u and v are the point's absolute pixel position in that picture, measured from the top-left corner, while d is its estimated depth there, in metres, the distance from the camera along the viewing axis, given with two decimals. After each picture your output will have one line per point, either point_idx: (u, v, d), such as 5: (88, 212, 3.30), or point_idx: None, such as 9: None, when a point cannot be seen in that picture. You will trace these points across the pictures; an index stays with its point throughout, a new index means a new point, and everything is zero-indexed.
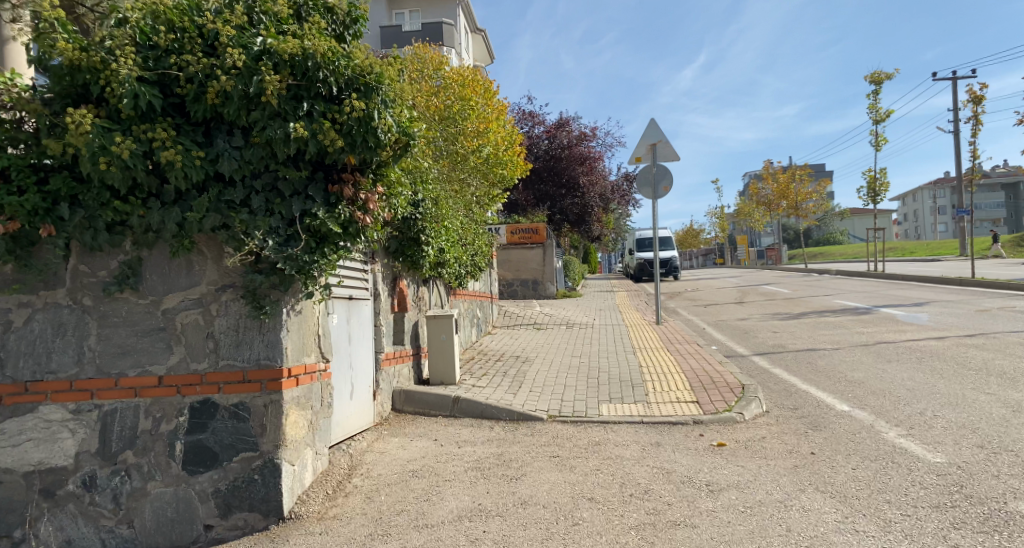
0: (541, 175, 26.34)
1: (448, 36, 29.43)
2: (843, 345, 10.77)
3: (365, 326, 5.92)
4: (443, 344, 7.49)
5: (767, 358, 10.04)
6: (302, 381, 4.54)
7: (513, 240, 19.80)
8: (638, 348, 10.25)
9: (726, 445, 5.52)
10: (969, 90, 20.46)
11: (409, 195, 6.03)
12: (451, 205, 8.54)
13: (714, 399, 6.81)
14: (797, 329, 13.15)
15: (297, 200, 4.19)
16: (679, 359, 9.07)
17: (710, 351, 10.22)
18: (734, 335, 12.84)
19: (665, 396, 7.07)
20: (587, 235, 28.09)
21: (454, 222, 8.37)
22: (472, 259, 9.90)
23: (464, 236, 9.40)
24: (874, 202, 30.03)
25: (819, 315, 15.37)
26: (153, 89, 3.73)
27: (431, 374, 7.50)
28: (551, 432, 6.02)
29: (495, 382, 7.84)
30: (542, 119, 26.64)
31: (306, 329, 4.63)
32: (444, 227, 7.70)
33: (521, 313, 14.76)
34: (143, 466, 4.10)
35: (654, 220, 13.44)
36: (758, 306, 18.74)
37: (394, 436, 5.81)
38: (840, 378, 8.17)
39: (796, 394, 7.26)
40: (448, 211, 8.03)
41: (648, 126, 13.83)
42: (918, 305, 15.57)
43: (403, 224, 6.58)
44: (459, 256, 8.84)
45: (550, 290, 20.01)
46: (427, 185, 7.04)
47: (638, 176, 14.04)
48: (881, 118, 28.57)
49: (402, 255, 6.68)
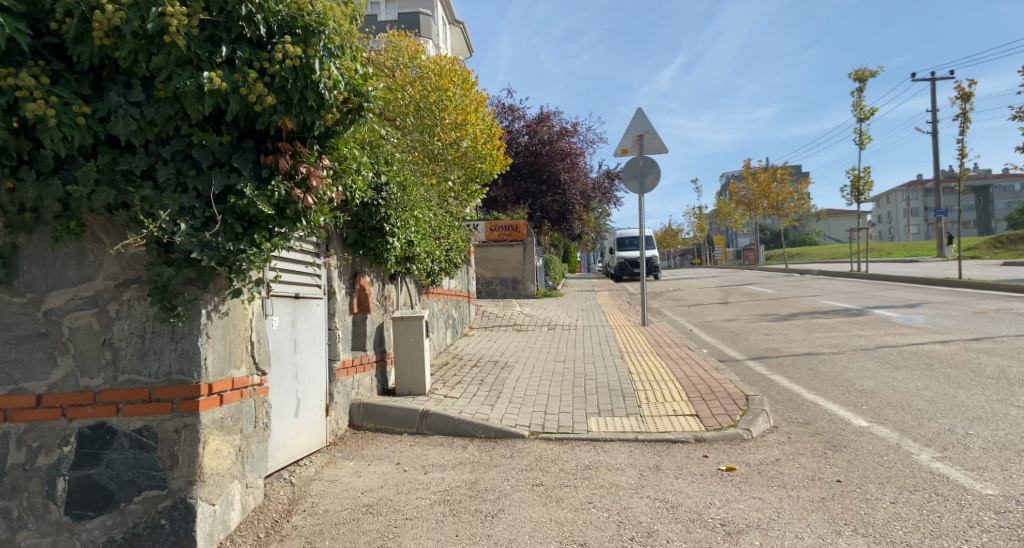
0: (521, 171, 25.56)
1: (425, 27, 28.55)
2: (842, 349, 10.13)
3: (315, 330, 5.15)
4: (411, 349, 6.66)
5: (764, 363, 9.35)
6: (228, 399, 3.70)
7: (493, 237, 18.97)
8: (626, 352, 9.50)
9: (736, 469, 4.76)
10: (958, 88, 20.04)
11: (368, 175, 5.22)
12: (423, 191, 7.71)
13: (716, 412, 6.07)
14: (790, 332, 12.49)
15: (218, 172, 3.39)
16: (671, 365, 8.32)
17: (704, 355, 9.49)
18: (725, 337, 12.16)
19: (660, 408, 6.30)
20: (569, 233, 27.38)
21: (425, 211, 7.56)
22: (446, 254, 9.07)
23: (438, 226, 8.56)
24: (858, 201, 29.68)
25: (810, 317, 14.77)
26: (16, 21, 2.81)
27: (397, 383, 6.69)
28: (533, 453, 5.22)
29: (470, 391, 7.04)
30: (522, 114, 25.79)
31: (234, 334, 3.82)
32: (414, 214, 6.87)
33: (499, 314, 13.95)
34: (11, 512, 3.23)
35: (641, 216, 12.72)
36: (745, 306, 18.14)
37: (349, 459, 4.99)
38: (848, 386, 7.48)
39: (805, 406, 6.53)
40: (418, 198, 7.21)
41: (635, 116, 13.11)
42: (911, 306, 15.05)
43: (363, 211, 5.74)
44: (432, 248, 8.00)
45: (530, 288, 19.23)
46: (392, 167, 6.24)
47: (625, 169, 13.30)
48: (864, 117, 28.21)
49: (365, 247, 5.85)
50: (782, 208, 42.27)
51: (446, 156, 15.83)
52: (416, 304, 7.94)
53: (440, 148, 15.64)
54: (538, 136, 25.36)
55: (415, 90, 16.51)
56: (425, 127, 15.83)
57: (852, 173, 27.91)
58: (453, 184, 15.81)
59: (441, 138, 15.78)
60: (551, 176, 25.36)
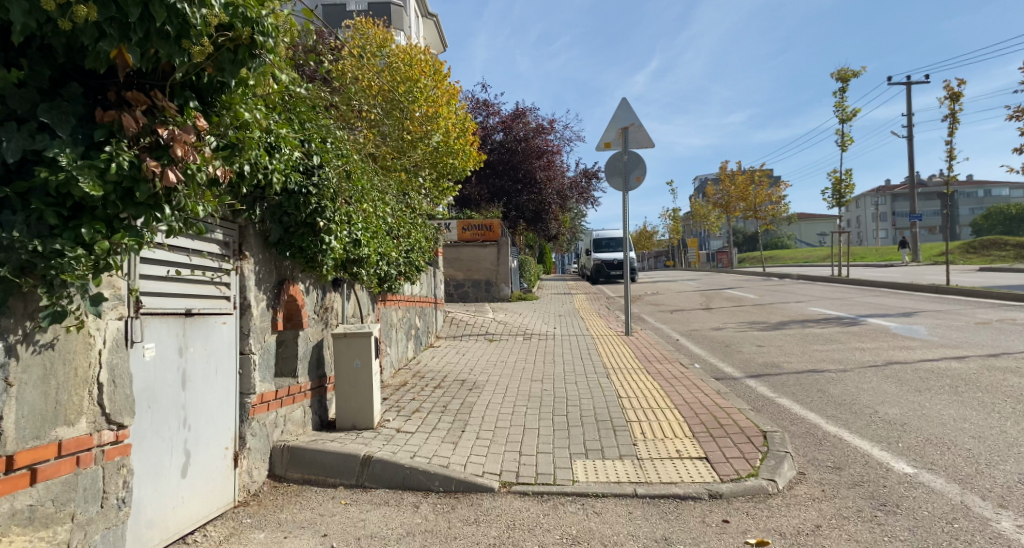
0: (496, 169, 24.37)
1: (396, 17, 27.26)
2: (848, 365, 9.13)
3: (219, 356, 3.96)
4: (356, 373, 5.51)
5: (765, 382, 8.29)
6: (47, 474, 2.52)
7: (465, 238, 17.75)
8: (612, 368, 8.37)
9: (769, 544, 3.63)
10: (948, 87, 19.26)
11: (286, 155, 4.01)
12: (373, 178, 6.46)
13: (729, 453, 4.97)
14: (785, 344, 11.46)
15: (14, 128, 2.18)
16: (664, 386, 7.20)
17: (698, 372, 8.39)
18: (715, 350, 11.11)
19: (660, 448, 5.16)
20: (544, 234, 26.25)
21: (377, 202, 6.32)
22: (406, 257, 7.87)
23: (395, 223, 7.33)
24: (839, 204, 29.04)
25: (802, 325, 13.81)
26: None
27: (339, 415, 5.52)
28: (504, 517, 4.03)
29: (429, 423, 5.86)
30: (497, 110, 24.61)
31: (64, 376, 2.60)
32: (361, 206, 5.64)
33: (469, 320, 12.72)
34: None
35: (625, 216, 11.63)
36: (730, 313, 17.18)
37: (261, 529, 3.78)
38: (871, 415, 6.41)
39: (829, 443, 5.42)
40: (366, 186, 5.97)
41: (619, 107, 12.02)
42: (906, 315, 14.18)
43: (287, 200, 4.47)
44: (387, 247, 6.77)
45: (504, 291, 18.07)
46: (330, 147, 5.00)
47: (609, 165, 12.23)
48: (846, 118, 27.52)
49: (291, 248, 4.63)
50: (761, 210, 41.67)
51: (415, 150, 14.61)
52: (365, 317, 6.75)
53: (407, 141, 14.41)
54: (514, 133, 24.14)
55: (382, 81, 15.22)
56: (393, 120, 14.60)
57: (834, 174, 27.23)
58: (422, 181, 14.57)
59: (411, 131, 14.57)
60: (527, 174, 24.20)
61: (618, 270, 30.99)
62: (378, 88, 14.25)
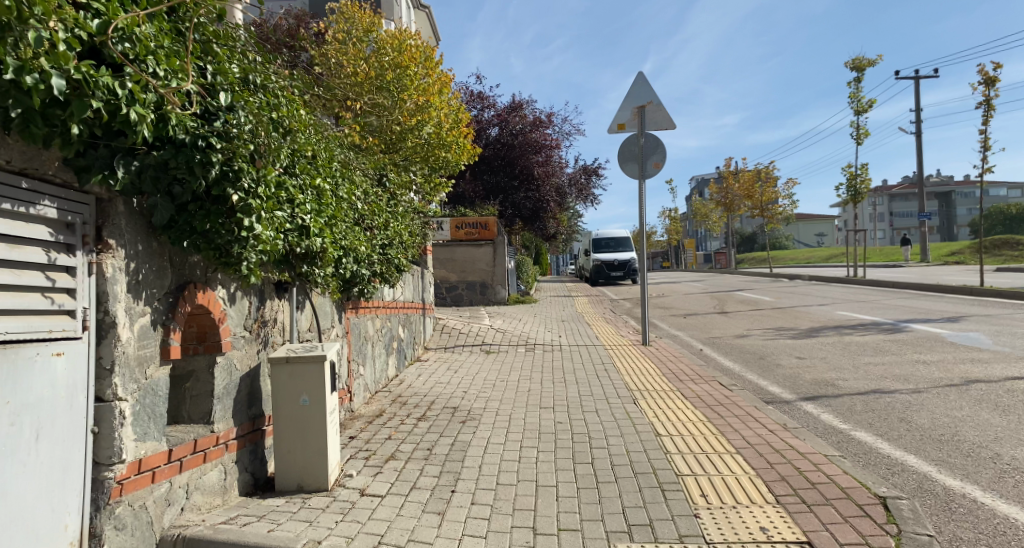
0: (491, 165, 22.74)
1: (388, 6, 25.63)
2: (918, 382, 7.63)
3: (38, 413, 2.40)
4: (301, 413, 3.97)
5: (825, 408, 6.78)
6: None
7: (458, 236, 16.21)
8: (638, 391, 6.81)
9: None
10: (981, 72, 17.83)
11: (137, 73, 2.45)
12: (331, 145, 4.85)
13: (839, 534, 3.42)
14: (828, 356, 9.94)
15: None
16: (712, 419, 5.64)
17: (745, 397, 6.83)
18: (749, 364, 9.58)
19: (735, 524, 3.60)
20: (542, 233, 24.70)
21: (334, 175, 4.73)
22: (382, 253, 6.31)
23: (366, 209, 5.72)
24: (853, 201, 27.66)
25: (837, 332, 12.32)
26: None
27: (279, 472, 3.96)
28: None
29: (406, 478, 4.31)
30: (493, 102, 23.04)
31: None
32: (307, 177, 4.05)
33: (463, 328, 11.16)
34: None
35: (643, 208, 10.11)
36: (749, 317, 15.66)
37: None
38: (992, 456, 4.87)
39: (965, 511, 3.87)
40: (316, 151, 4.37)
41: (635, 83, 10.49)
42: (952, 321, 12.70)
43: (176, 157, 2.78)
44: (354, 239, 5.16)
45: (501, 294, 16.49)
46: (259, 86, 3.39)
47: (622, 150, 10.68)
48: (862, 109, 26.10)
49: (191, 235, 3.04)
50: (766, 208, 40.23)
51: (403, 142, 13.09)
52: (325, 332, 5.21)
53: (394, 133, 12.91)
54: (510, 127, 22.58)
55: (367, 66, 13.59)
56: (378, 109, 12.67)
57: (848, 170, 25.83)
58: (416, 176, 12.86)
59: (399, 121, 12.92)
60: (523, 170, 22.64)
61: (618, 271, 29.48)
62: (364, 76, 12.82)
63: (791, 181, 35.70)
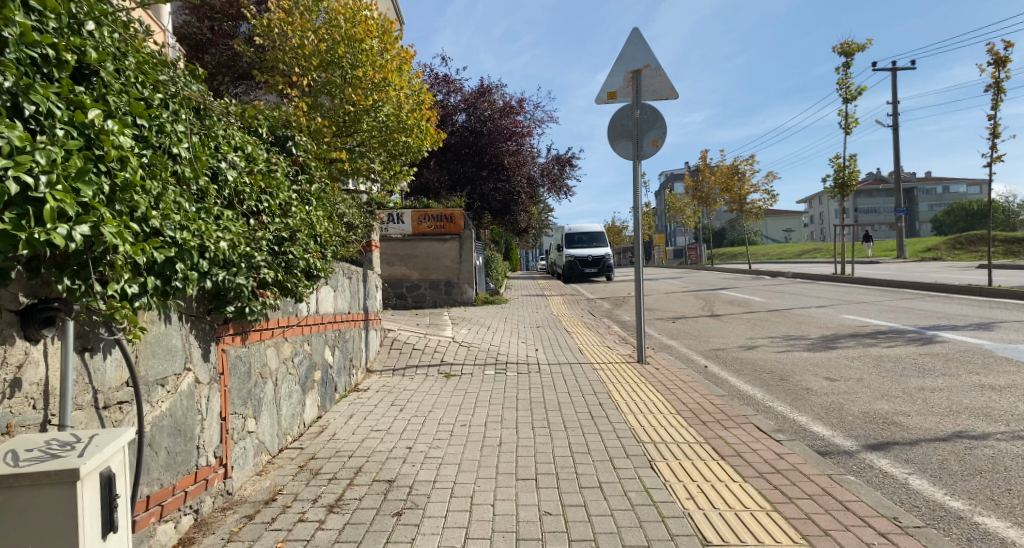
0: (458, 153, 20.55)
1: None
2: (1008, 421, 5.80)
3: None
4: None
5: (909, 465, 4.87)
6: None
7: (420, 231, 14.12)
8: (650, 444, 4.89)
9: None
10: (992, 51, 16.30)
11: None
12: (143, 62, 2.74)
13: None
14: (865, 377, 8.08)
15: None
16: (780, 508, 3.72)
17: (802, 451, 4.90)
18: (771, 389, 7.68)
19: None
20: (513, 227, 22.71)
21: (148, 110, 2.62)
22: (284, 250, 4.25)
23: (241, 180, 3.74)
24: (840, 194, 26.19)
25: (858, 342, 10.53)
26: None
27: None
28: None
29: None
30: (459, 86, 20.92)
31: None
32: (39, 104, 1.99)
33: (418, 343, 9.06)
34: None
35: (636, 195, 8.22)
36: (746, 321, 13.89)
37: None
38: None
39: None
40: (80, 52, 2.26)
41: (630, 40, 8.52)
42: (983, 328, 11.05)
43: None
44: (205, 231, 3.13)
45: (468, 294, 14.49)
46: None
47: (614, 125, 8.76)
48: (851, 97, 24.63)
49: None
50: (744, 202, 38.78)
51: (358, 126, 9.61)
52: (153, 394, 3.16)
53: (348, 114, 9.55)
54: (478, 113, 20.43)
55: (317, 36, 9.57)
56: (331, 88, 9.59)
57: (837, 162, 24.32)
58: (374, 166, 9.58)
59: (352, 101, 9.47)
60: (493, 159, 20.57)
61: (592, 267, 27.67)
62: (313, 47, 9.53)
63: (771, 174, 34.28)
